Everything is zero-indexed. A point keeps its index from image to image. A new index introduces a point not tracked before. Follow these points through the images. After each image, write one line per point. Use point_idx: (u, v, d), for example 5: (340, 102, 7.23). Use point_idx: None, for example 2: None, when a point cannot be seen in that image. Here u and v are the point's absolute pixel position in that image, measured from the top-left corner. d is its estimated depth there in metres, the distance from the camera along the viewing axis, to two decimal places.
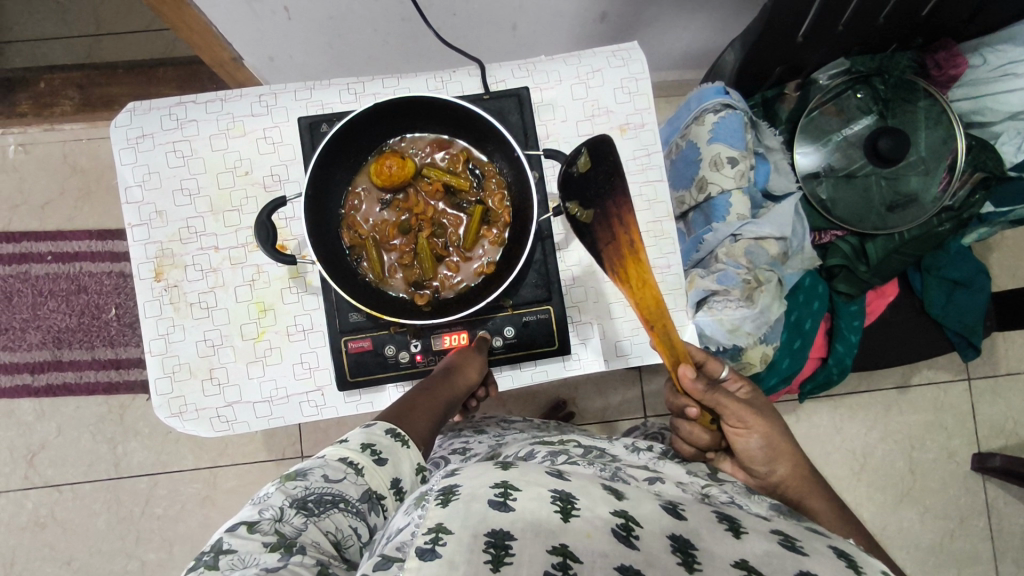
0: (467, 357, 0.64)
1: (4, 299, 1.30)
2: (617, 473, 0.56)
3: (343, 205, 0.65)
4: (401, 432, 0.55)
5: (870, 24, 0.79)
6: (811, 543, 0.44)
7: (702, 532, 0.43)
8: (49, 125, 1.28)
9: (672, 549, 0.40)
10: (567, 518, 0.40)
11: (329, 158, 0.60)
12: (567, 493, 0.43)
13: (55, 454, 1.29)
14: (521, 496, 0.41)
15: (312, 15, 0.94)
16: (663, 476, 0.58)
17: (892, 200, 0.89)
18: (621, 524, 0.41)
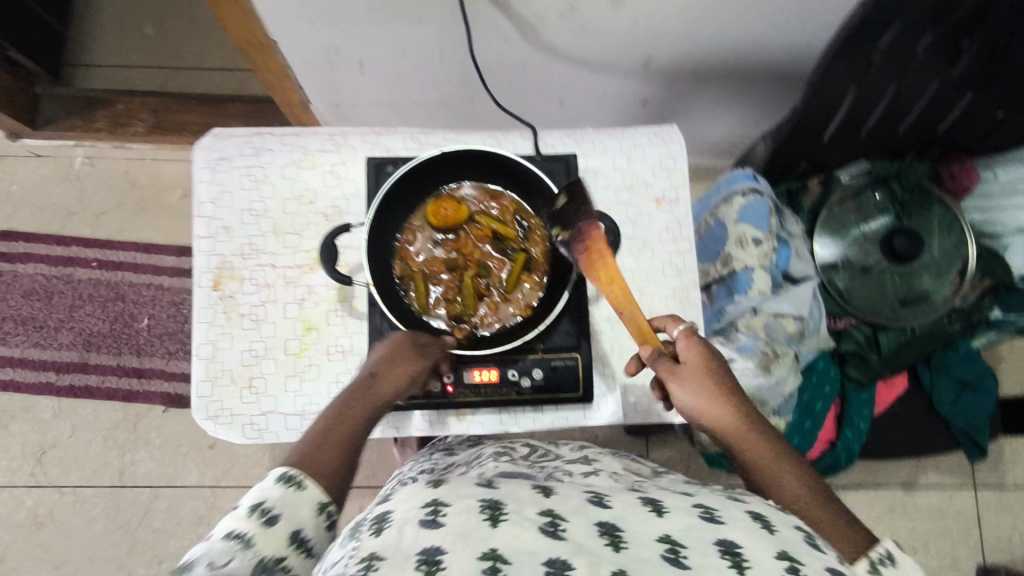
0: (390, 365, 0.63)
1: (45, 297, 1.36)
2: (553, 473, 0.64)
3: (398, 239, 0.71)
4: (293, 476, 0.55)
5: (892, 132, 0.88)
6: (728, 509, 0.48)
7: (627, 516, 0.46)
8: (119, 142, 1.37)
9: (598, 534, 0.44)
10: (495, 524, 0.43)
11: (395, 192, 0.67)
12: (495, 499, 0.46)
13: (64, 455, 1.30)
14: (451, 512, 0.44)
15: (382, 71, 1.03)
16: (599, 471, 0.66)
17: (904, 295, 0.93)
18: (548, 522, 0.44)
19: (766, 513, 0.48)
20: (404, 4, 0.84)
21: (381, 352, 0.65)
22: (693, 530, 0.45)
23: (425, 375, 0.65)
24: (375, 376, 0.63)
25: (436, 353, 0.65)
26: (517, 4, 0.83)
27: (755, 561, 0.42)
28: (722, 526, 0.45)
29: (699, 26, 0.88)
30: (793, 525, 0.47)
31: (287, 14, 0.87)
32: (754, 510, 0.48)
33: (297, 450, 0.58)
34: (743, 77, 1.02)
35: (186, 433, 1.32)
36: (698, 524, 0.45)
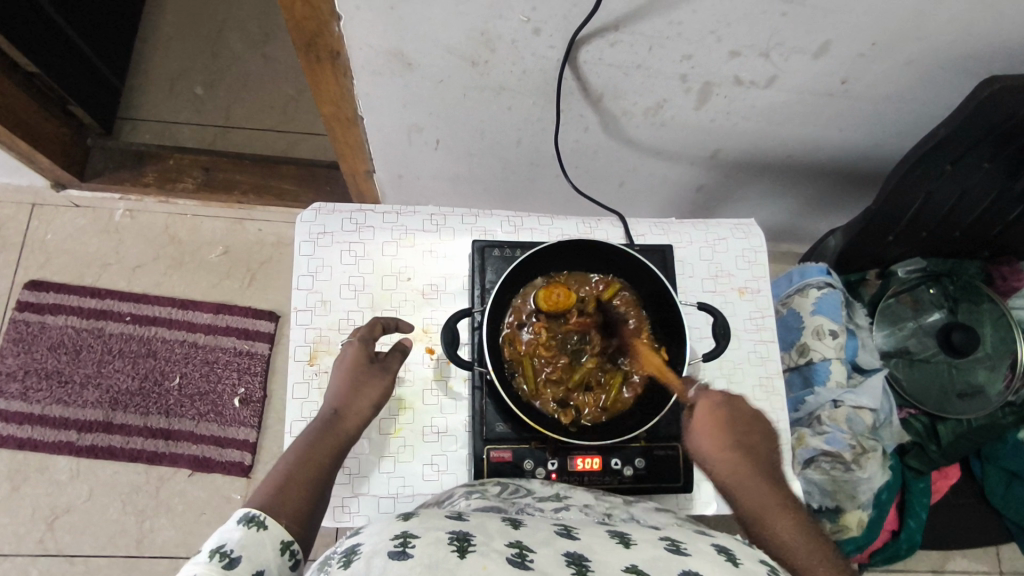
0: (352, 400, 0.67)
1: (72, 351, 1.31)
2: (523, 508, 0.59)
3: (504, 322, 0.71)
4: (256, 516, 0.55)
5: (948, 235, 0.94)
6: (693, 543, 0.50)
7: (596, 546, 0.46)
8: (165, 198, 1.37)
9: (566, 564, 0.43)
10: (464, 555, 0.42)
11: (514, 278, 0.69)
12: (464, 532, 0.45)
13: (78, 521, 1.23)
14: (420, 543, 0.43)
15: (456, 149, 1.06)
16: (570, 504, 0.60)
17: (960, 388, 0.97)
18: (515, 553, 0.44)
19: (729, 546, 0.50)
20: (501, 93, 0.88)
21: (338, 380, 0.68)
22: (659, 560, 0.46)
23: (377, 408, 0.69)
24: (343, 410, 0.66)
25: (386, 383, 0.69)
26: (609, 100, 0.88)
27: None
28: (688, 556, 0.47)
29: (772, 127, 0.94)
30: (757, 557, 0.49)
31: (385, 96, 0.90)
32: (717, 543, 0.50)
33: (263, 489, 0.59)
34: (799, 171, 1.08)
35: (211, 500, 1.26)
36: (666, 555, 0.46)
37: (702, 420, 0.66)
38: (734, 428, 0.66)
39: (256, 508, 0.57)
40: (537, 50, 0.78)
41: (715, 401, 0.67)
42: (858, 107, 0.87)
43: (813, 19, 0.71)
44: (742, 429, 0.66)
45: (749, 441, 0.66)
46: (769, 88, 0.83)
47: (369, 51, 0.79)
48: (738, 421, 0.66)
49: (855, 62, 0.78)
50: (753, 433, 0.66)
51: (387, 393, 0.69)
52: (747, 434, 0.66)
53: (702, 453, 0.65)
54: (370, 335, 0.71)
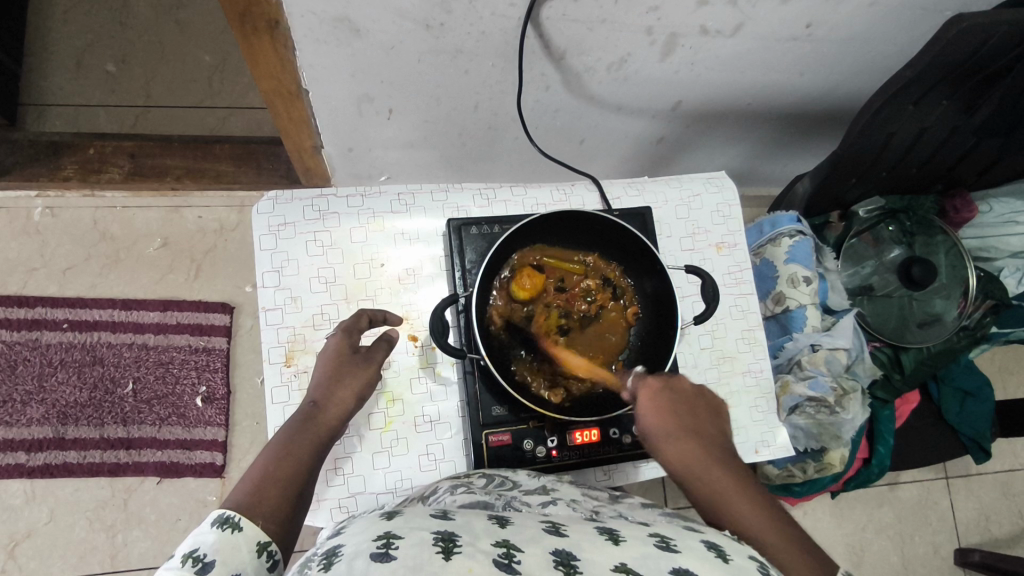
0: (333, 389, 0.63)
1: (7, 367, 1.21)
2: (509, 503, 0.56)
3: (492, 301, 0.69)
4: (230, 517, 0.51)
5: (907, 171, 0.96)
6: (686, 540, 0.48)
7: (584, 544, 0.45)
8: (89, 191, 1.25)
9: (553, 563, 0.41)
10: (447, 557, 0.40)
11: (498, 258, 0.67)
12: (449, 533, 0.44)
13: (42, 544, 1.16)
14: (401, 544, 0.41)
15: (409, 118, 0.99)
16: (557, 499, 0.59)
17: (921, 318, 1.02)
18: (502, 554, 0.42)
19: (721, 542, 0.49)
20: (458, 56, 0.82)
21: (321, 371, 0.65)
22: (649, 559, 0.44)
23: (361, 400, 0.65)
24: (323, 404, 0.62)
25: (367, 373, 0.65)
26: (572, 56, 0.84)
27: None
28: (677, 553, 0.45)
29: (735, 75, 0.92)
30: (747, 552, 0.47)
31: (332, 67, 0.82)
32: (708, 539, 0.49)
33: (240, 488, 0.55)
34: (760, 118, 1.08)
35: (185, 505, 1.21)
36: (655, 553, 0.45)
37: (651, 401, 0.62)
38: (680, 407, 0.62)
39: (234, 508, 0.53)
40: (498, 9, 0.72)
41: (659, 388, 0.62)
42: (821, 49, 0.86)
43: None
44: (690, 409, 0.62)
45: (694, 419, 0.61)
46: (734, 36, 0.81)
47: (313, 19, 0.71)
48: (686, 400, 0.62)
49: (820, 5, 0.76)
50: (701, 412, 0.62)
51: (371, 381, 0.66)
52: (696, 413, 0.62)
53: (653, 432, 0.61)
54: (355, 325, 0.67)
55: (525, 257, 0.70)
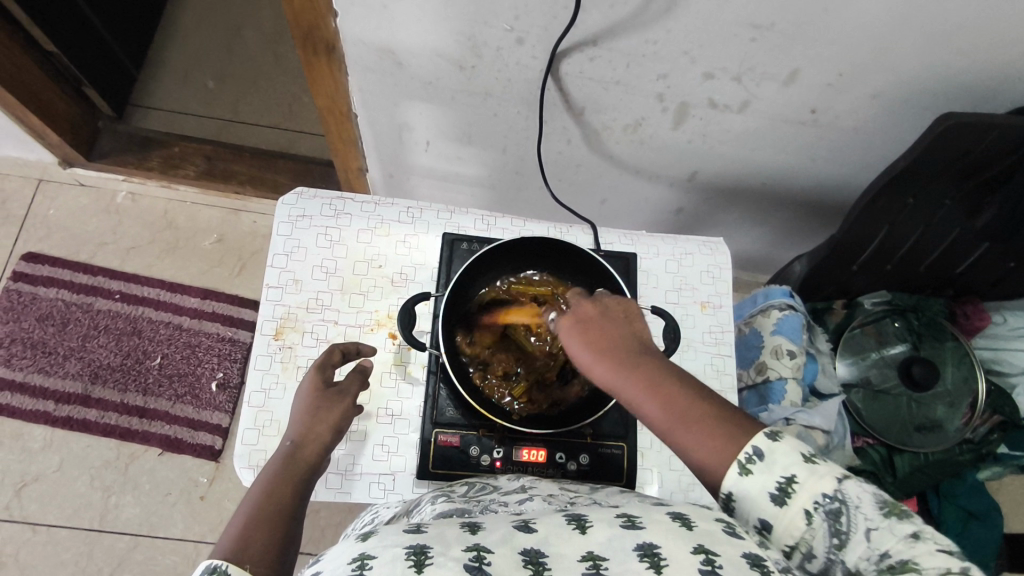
0: (314, 425, 0.63)
1: (59, 323, 1.34)
2: (487, 507, 0.58)
3: (462, 323, 0.74)
4: (218, 566, 0.46)
5: (913, 269, 0.97)
6: (651, 514, 0.46)
7: (551, 536, 0.43)
8: (166, 182, 1.41)
9: (521, 564, 0.41)
10: (421, 571, 0.39)
11: (474, 271, 0.73)
12: (421, 545, 0.42)
13: (45, 490, 1.24)
14: (376, 564, 0.40)
15: (444, 153, 1.09)
16: (533, 495, 0.59)
17: (919, 422, 0.99)
18: (472, 559, 0.41)
19: (686, 510, 0.47)
20: (487, 99, 0.92)
21: (298, 412, 0.65)
22: (614, 541, 0.43)
23: (337, 433, 0.65)
24: (302, 440, 0.62)
25: (345, 406, 0.66)
26: (590, 113, 0.92)
27: (673, 561, 0.41)
28: (642, 530, 0.44)
29: (747, 153, 0.97)
30: (712, 517, 0.46)
31: (378, 94, 0.94)
32: (673, 509, 0.47)
33: (226, 536, 0.51)
34: (776, 200, 1.11)
35: (177, 481, 1.27)
36: (620, 533, 0.44)
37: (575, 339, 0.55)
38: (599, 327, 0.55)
39: (221, 559, 0.48)
40: (521, 59, 0.82)
41: (587, 312, 0.56)
42: (831, 136, 0.90)
43: (783, 46, 0.74)
44: (613, 319, 0.56)
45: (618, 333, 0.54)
46: (743, 112, 0.87)
47: (363, 48, 0.83)
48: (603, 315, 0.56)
49: (823, 91, 0.81)
50: (618, 320, 0.56)
51: (347, 414, 0.66)
52: (613, 330, 0.55)
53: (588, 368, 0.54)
54: (327, 360, 0.69)
55: (497, 288, 0.76)
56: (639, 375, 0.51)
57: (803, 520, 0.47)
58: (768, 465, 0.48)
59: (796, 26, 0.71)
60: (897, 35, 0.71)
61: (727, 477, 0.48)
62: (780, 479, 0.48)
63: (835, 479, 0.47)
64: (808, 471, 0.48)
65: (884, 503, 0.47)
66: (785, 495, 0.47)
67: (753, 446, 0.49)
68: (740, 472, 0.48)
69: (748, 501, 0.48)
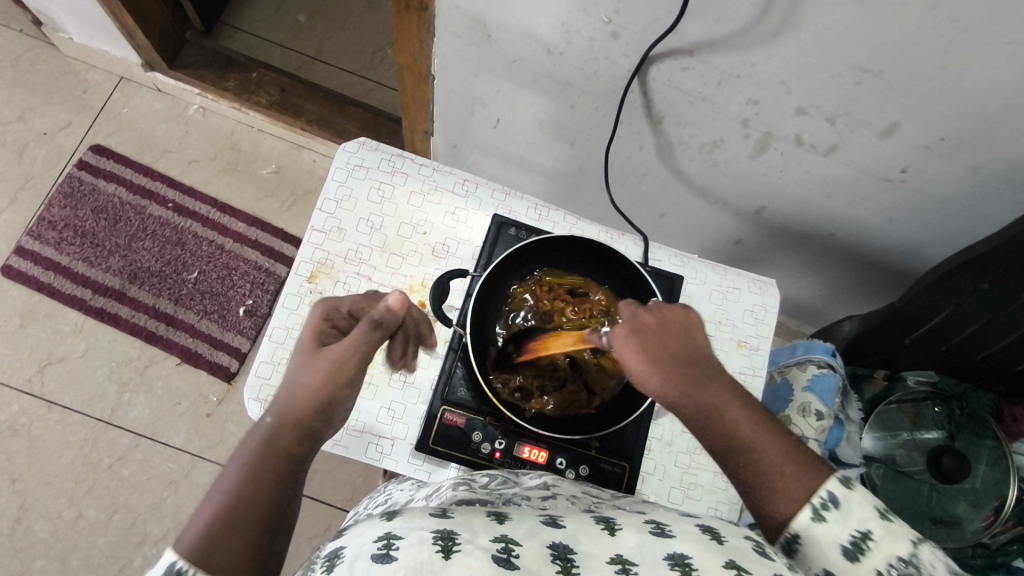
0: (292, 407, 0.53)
1: (111, 219, 1.39)
2: (509, 499, 0.56)
3: (510, 288, 0.74)
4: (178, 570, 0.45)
5: (967, 356, 0.92)
6: (680, 524, 0.45)
7: (581, 535, 0.42)
8: (238, 105, 1.42)
9: (549, 559, 0.39)
10: (448, 556, 0.38)
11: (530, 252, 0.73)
12: (449, 530, 0.40)
13: (67, 373, 1.29)
14: (403, 544, 0.39)
15: (512, 134, 1.07)
16: (557, 493, 0.58)
17: (937, 514, 0.95)
18: (499, 551, 0.39)
19: (716, 526, 0.46)
20: (568, 88, 0.89)
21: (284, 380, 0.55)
22: (645, 546, 0.41)
23: (326, 411, 0.54)
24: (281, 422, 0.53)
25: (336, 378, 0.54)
26: (669, 125, 0.89)
27: (704, 569, 0.39)
28: (672, 538, 0.42)
29: (822, 199, 0.93)
30: (743, 535, 0.45)
31: (460, 62, 0.92)
32: (704, 523, 0.46)
33: (191, 529, 0.48)
34: (838, 253, 1.06)
35: (188, 393, 1.31)
36: (649, 539, 0.42)
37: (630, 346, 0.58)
38: (662, 340, 0.58)
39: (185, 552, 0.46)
40: (611, 55, 0.79)
41: (643, 324, 0.58)
42: (913, 200, 0.86)
43: (887, 96, 0.70)
44: (672, 333, 0.59)
45: (685, 352, 0.58)
46: (827, 156, 0.83)
47: (455, 13, 0.81)
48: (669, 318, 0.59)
49: (919, 153, 0.77)
50: (683, 337, 0.58)
51: (340, 389, 0.55)
52: (669, 344, 0.58)
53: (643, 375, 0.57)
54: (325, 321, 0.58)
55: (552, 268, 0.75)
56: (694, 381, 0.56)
57: None
58: (842, 514, 0.50)
59: (909, 77, 0.66)
60: (1012, 108, 0.66)
61: (799, 519, 0.50)
62: (855, 531, 0.50)
63: (910, 542, 0.49)
64: (884, 530, 0.50)
65: (955, 574, 0.48)
66: (858, 551, 0.49)
67: (827, 491, 0.51)
68: (811, 516, 0.50)
69: (815, 546, 0.50)
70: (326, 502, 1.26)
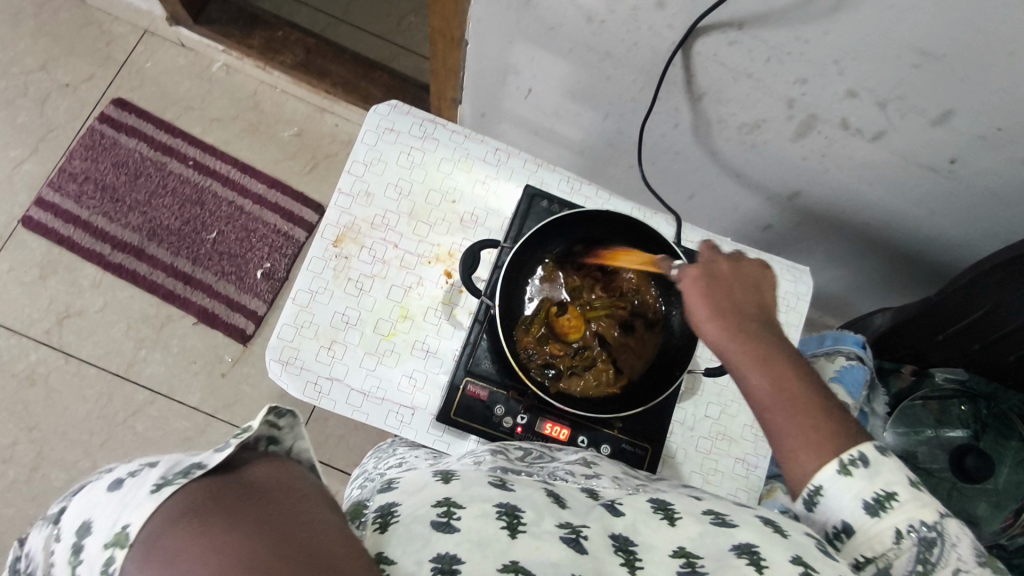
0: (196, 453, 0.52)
1: (132, 175, 1.38)
2: (553, 473, 0.55)
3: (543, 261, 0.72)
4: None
5: (1000, 355, 0.89)
6: (739, 515, 0.45)
7: (640, 525, 0.43)
8: (262, 64, 1.40)
9: (613, 551, 0.40)
10: (513, 535, 0.38)
11: (565, 227, 0.71)
12: (512, 506, 0.41)
13: (84, 326, 1.29)
14: (466, 515, 0.39)
15: (543, 105, 1.04)
16: (599, 472, 0.57)
17: (957, 513, 0.93)
18: (565, 535, 0.40)
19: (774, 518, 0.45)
20: (606, 60, 0.86)
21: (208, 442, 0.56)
22: (707, 539, 0.42)
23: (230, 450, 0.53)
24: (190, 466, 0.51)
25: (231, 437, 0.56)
26: (708, 102, 0.86)
27: (772, 564, 0.39)
28: (735, 529, 0.42)
29: (862, 187, 0.90)
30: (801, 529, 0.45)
31: (495, 28, 0.89)
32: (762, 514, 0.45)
33: None
34: (871, 244, 1.04)
35: (204, 353, 1.31)
36: (713, 532, 0.42)
37: (693, 288, 0.59)
38: (724, 288, 0.59)
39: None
40: (656, 26, 0.76)
41: (713, 271, 0.60)
42: (959, 191, 0.83)
43: (945, 81, 0.67)
44: (734, 284, 0.60)
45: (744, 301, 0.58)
46: (873, 142, 0.80)
47: None
48: (742, 283, 0.60)
49: (972, 143, 0.74)
50: (752, 290, 0.60)
51: None
52: (733, 293, 0.59)
53: (700, 315, 0.58)
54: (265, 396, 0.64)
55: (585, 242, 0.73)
56: (751, 330, 0.56)
57: (892, 537, 0.49)
58: (871, 474, 0.50)
59: (972, 61, 0.63)
60: None
61: (826, 472, 0.50)
62: (880, 491, 0.50)
63: (936, 512, 0.49)
64: (912, 494, 0.50)
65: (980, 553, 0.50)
66: (880, 508, 0.49)
67: (859, 451, 0.50)
68: (838, 470, 0.49)
69: (838, 502, 0.50)
70: (337, 466, 1.27)
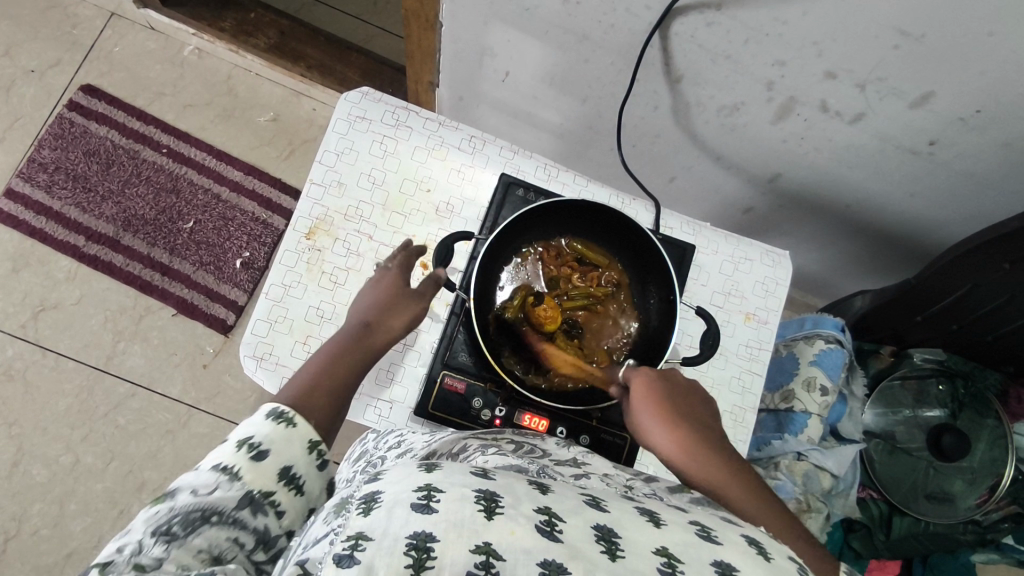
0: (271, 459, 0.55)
1: (104, 164, 1.34)
2: (543, 470, 0.54)
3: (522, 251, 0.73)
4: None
5: (987, 329, 0.88)
6: (726, 532, 0.43)
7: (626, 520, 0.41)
8: (234, 47, 1.36)
9: (594, 539, 0.38)
10: (490, 517, 0.37)
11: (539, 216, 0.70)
12: (491, 491, 0.39)
13: (61, 319, 1.27)
14: (446, 497, 0.37)
15: (521, 88, 1.02)
16: (589, 473, 0.56)
17: (931, 490, 0.97)
18: (543, 519, 0.38)
19: (760, 538, 0.43)
20: (583, 42, 0.84)
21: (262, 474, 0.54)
22: (690, 547, 0.39)
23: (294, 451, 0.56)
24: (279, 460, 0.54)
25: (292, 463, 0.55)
26: (688, 84, 0.84)
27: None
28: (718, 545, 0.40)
29: (842, 169, 0.89)
30: (787, 554, 0.42)
31: (470, 10, 0.86)
32: (749, 535, 0.43)
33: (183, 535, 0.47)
34: (852, 226, 1.03)
35: (184, 344, 1.30)
36: (694, 542, 0.40)
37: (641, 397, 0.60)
38: (671, 397, 0.60)
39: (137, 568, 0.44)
40: (633, 8, 0.74)
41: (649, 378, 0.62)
42: (939, 172, 0.82)
43: (924, 63, 0.66)
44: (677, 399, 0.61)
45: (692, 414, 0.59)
46: (853, 125, 0.79)
47: None
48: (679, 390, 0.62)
49: (952, 125, 0.74)
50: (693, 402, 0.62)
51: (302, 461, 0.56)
52: (685, 403, 0.61)
53: (652, 431, 0.58)
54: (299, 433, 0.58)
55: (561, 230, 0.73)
56: (703, 449, 0.56)
57: None
58: None
59: (951, 43, 0.62)
60: None
61: None
62: None
63: None
64: None
65: None
66: None
67: None
68: None
69: None
70: None
